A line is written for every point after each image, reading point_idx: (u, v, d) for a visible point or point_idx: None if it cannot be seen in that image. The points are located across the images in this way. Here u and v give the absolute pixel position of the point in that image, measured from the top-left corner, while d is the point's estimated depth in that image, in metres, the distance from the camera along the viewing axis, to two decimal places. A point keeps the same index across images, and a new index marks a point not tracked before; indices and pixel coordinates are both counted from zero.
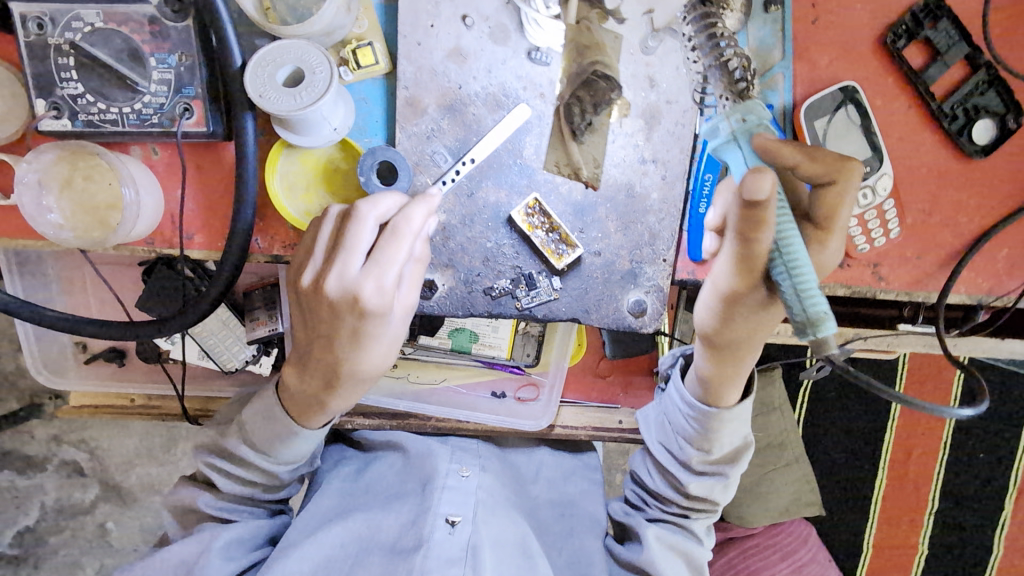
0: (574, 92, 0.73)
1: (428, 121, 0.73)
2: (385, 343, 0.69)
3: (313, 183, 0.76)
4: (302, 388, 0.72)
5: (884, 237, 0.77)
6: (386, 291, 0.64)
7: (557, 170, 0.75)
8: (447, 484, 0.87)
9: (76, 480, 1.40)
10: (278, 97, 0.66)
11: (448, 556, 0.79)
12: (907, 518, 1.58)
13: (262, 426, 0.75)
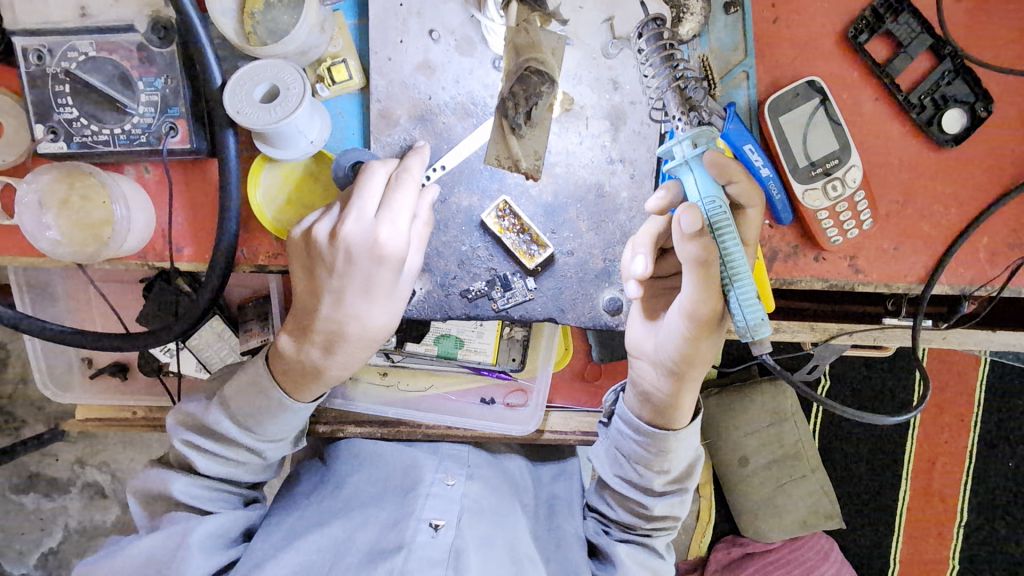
0: (512, 88, 0.74)
1: (400, 131, 0.76)
2: (392, 298, 0.72)
3: (294, 194, 0.80)
4: (294, 353, 0.74)
5: (857, 229, 0.76)
6: (391, 240, 0.69)
7: (499, 165, 0.76)
8: (430, 491, 0.87)
9: (97, 502, 1.44)
10: (254, 113, 0.70)
11: (431, 557, 0.80)
12: (935, 532, 1.52)
13: (244, 402, 0.77)
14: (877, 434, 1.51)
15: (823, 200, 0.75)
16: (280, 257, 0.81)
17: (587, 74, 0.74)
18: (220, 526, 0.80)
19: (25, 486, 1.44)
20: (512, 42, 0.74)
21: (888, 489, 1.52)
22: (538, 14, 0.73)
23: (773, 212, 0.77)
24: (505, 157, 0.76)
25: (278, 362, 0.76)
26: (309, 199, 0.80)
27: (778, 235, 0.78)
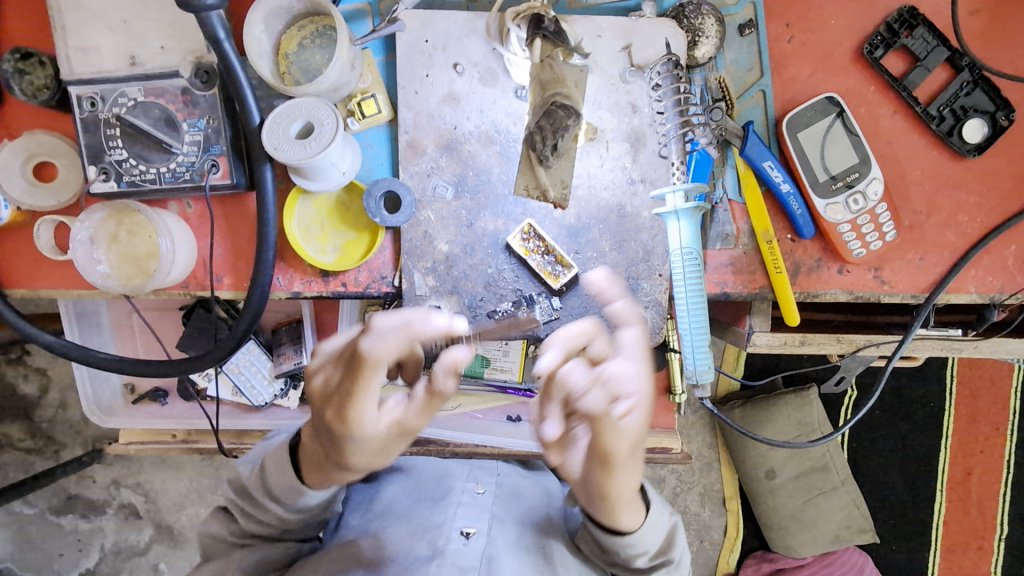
0: (539, 123, 0.77)
1: (427, 160, 0.79)
2: (370, 452, 0.69)
3: (327, 223, 0.84)
4: (311, 446, 0.77)
5: (880, 240, 0.77)
6: (357, 418, 0.64)
7: (527, 194, 0.79)
8: (461, 501, 0.88)
9: (133, 522, 1.49)
10: (291, 148, 0.74)
11: (463, 565, 0.78)
12: (975, 545, 1.49)
13: (275, 474, 0.78)
14: (911, 445, 1.48)
15: (845, 213, 0.76)
16: (313, 284, 0.85)
17: (607, 98, 0.77)
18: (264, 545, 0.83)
19: (64, 508, 1.49)
20: (537, 79, 0.76)
21: (924, 502, 1.49)
22: (562, 49, 0.74)
23: (795, 227, 0.78)
24: (534, 186, 0.79)
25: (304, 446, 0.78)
26: (342, 228, 0.84)
27: (801, 248, 0.79)
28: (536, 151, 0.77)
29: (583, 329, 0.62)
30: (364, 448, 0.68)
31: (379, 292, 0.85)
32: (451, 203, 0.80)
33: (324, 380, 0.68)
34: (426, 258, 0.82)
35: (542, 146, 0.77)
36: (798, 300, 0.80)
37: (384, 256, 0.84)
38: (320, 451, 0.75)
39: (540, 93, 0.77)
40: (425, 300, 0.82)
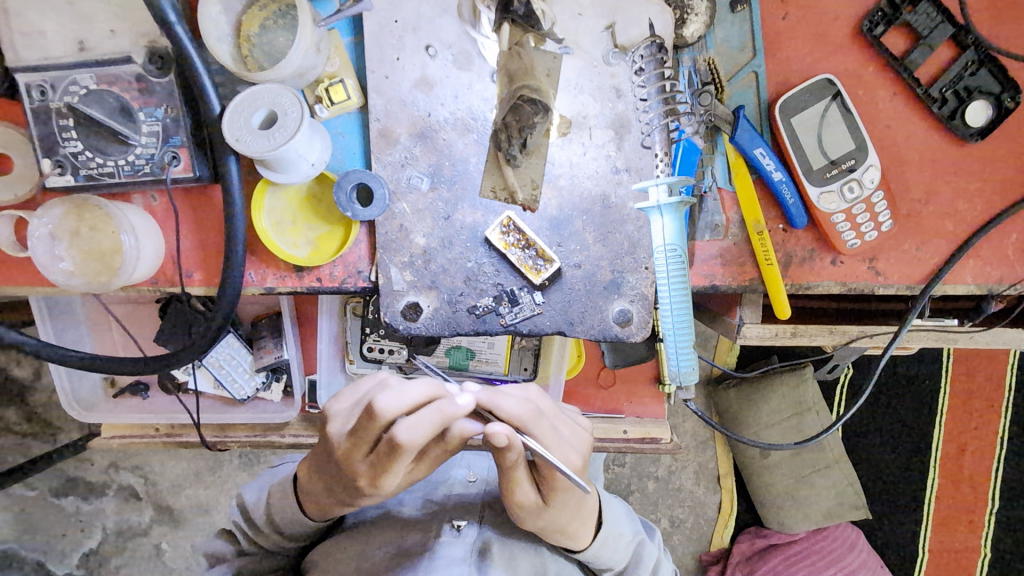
0: (506, 117, 0.73)
1: (401, 150, 0.75)
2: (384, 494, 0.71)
3: (299, 216, 0.80)
4: (313, 486, 0.76)
5: (876, 231, 0.73)
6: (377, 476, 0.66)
7: (493, 195, 0.76)
8: (452, 493, 0.92)
9: (134, 504, 1.49)
10: (253, 139, 0.69)
11: (453, 556, 0.80)
12: (965, 520, 1.49)
13: (278, 507, 0.81)
14: (904, 425, 1.47)
15: (839, 202, 0.72)
16: (287, 279, 0.82)
17: (589, 82, 0.72)
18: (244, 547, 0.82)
19: (64, 490, 1.48)
20: (505, 66, 0.73)
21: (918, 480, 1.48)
22: (532, 33, 0.71)
23: (787, 217, 0.74)
24: (501, 188, 0.75)
25: (304, 487, 0.78)
26: (315, 222, 0.81)
27: (793, 239, 0.75)
28: (503, 148, 0.74)
29: (523, 411, 0.66)
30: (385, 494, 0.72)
31: (355, 287, 0.82)
32: (427, 195, 0.76)
33: (360, 466, 0.67)
34: (403, 252, 0.78)
35: (509, 145, 0.74)
36: (789, 293, 0.77)
37: (360, 250, 0.81)
38: (324, 492, 0.75)
39: (506, 83, 0.73)
40: (403, 296, 0.79)
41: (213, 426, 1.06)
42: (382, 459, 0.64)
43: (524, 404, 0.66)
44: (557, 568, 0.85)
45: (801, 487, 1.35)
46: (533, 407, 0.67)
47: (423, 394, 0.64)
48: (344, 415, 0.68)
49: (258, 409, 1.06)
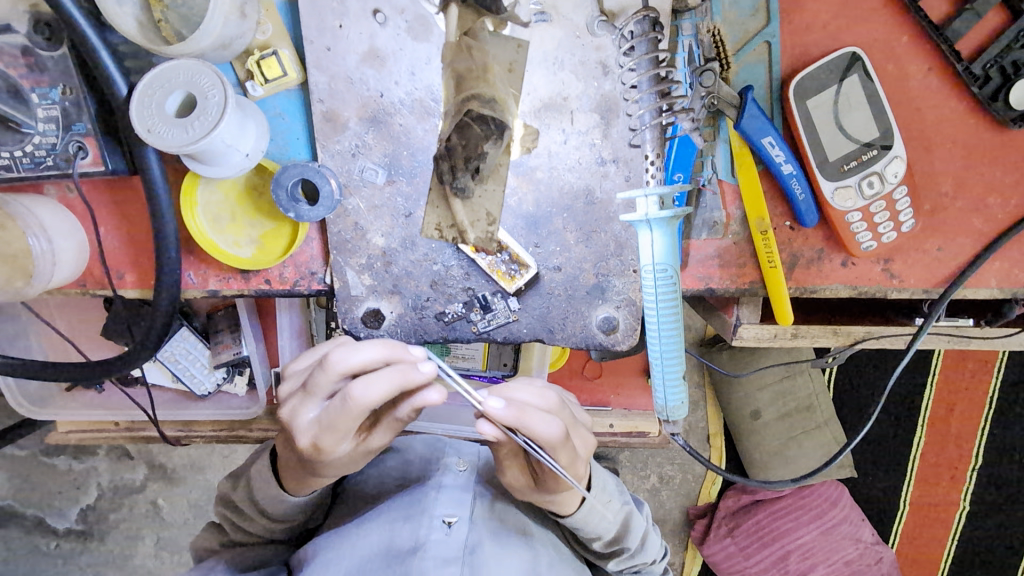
0: (450, 138, 0.64)
1: (350, 136, 0.64)
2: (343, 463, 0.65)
3: (239, 211, 0.70)
4: (287, 458, 0.75)
5: (895, 232, 0.65)
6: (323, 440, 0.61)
7: (439, 235, 0.67)
8: (444, 483, 0.84)
9: (127, 462, 1.38)
10: (168, 129, 0.58)
11: (445, 556, 0.74)
12: (946, 474, 1.42)
13: (260, 488, 0.79)
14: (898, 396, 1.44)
15: (856, 200, 0.63)
16: (231, 281, 0.73)
17: (570, 57, 0.61)
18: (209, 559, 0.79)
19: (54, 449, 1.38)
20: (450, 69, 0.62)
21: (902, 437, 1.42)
22: (489, 16, 0.60)
23: (796, 214, 0.65)
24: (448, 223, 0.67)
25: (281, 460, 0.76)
26: (260, 218, 0.70)
27: (801, 238, 0.66)
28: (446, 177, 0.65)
29: (550, 436, 0.61)
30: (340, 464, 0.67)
31: (308, 290, 0.72)
32: (383, 189, 0.66)
33: (302, 432, 0.62)
34: (360, 254, 0.69)
35: (454, 175, 0.65)
36: (792, 296, 0.69)
37: (312, 249, 0.71)
38: (297, 464, 0.73)
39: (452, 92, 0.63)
40: (361, 302, 0.70)
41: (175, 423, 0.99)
42: (327, 421, 0.60)
43: (551, 425, 0.61)
44: (550, 560, 0.80)
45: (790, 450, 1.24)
46: (561, 433, 0.62)
47: (376, 355, 0.58)
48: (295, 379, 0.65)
49: (223, 405, 0.99)
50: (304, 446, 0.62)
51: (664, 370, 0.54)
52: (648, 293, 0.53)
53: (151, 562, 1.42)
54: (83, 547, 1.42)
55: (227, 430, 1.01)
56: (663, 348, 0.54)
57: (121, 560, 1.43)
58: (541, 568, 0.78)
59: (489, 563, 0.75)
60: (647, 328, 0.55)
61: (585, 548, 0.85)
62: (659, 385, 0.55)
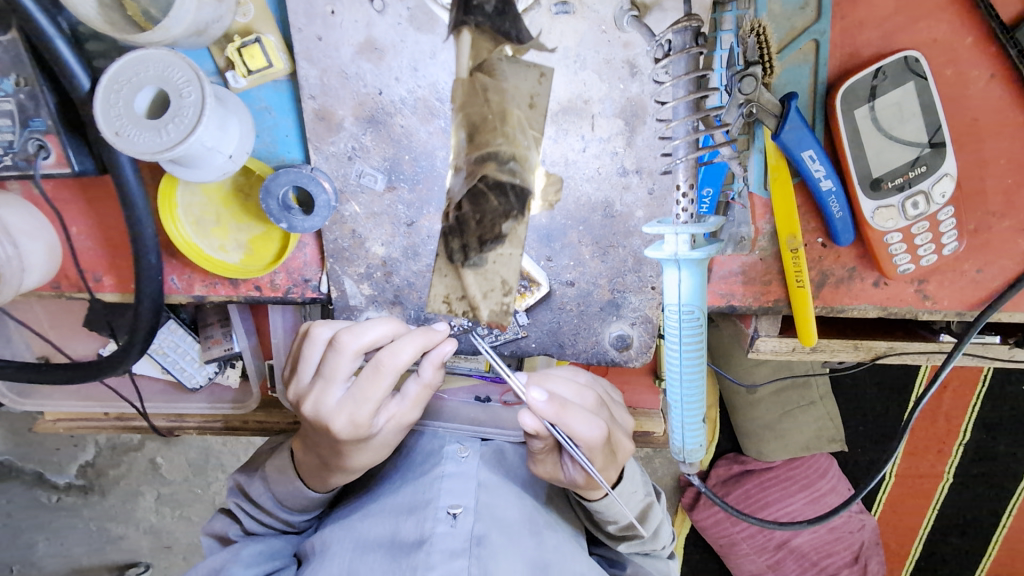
0: (460, 206, 0.38)
1: (345, 138, 0.58)
2: (374, 449, 0.66)
3: (225, 214, 0.63)
4: (307, 461, 0.73)
5: (936, 255, 0.60)
6: (360, 425, 0.60)
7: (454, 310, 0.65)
8: (446, 471, 0.81)
9: None
10: (138, 132, 0.51)
11: (452, 549, 0.74)
12: (934, 448, 1.30)
13: (275, 482, 0.78)
14: None
15: (898, 220, 0.58)
16: (218, 287, 0.68)
17: (594, 54, 0.54)
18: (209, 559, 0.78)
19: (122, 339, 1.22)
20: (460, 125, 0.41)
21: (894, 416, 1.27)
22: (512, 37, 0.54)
23: (830, 231, 0.60)
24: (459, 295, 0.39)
25: (299, 464, 0.76)
26: (249, 221, 0.64)
27: (832, 256, 0.62)
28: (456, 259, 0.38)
29: (588, 438, 0.62)
30: (371, 448, 0.66)
31: (302, 298, 0.68)
32: (383, 196, 0.61)
33: (335, 416, 0.60)
34: (358, 263, 0.64)
35: None
36: (817, 315, 0.65)
37: (305, 255, 0.66)
38: (318, 465, 0.72)
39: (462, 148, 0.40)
40: (360, 313, 0.65)
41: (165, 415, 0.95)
42: (359, 394, 0.60)
43: (591, 428, 0.62)
44: (555, 542, 0.79)
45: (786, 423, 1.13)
46: (599, 437, 0.63)
47: (385, 329, 0.60)
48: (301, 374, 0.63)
49: (215, 398, 0.94)
50: (341, 428, 0.60)
51: (682, 414, 0.51)
52: (670, 333, 0.49)
53: (153, 517, 1.29)
54: (84, 500, 1.27)
55: (221, 424, 0.97)
56: (683, 392, 0.50)
57: (122, 514, 1.28)
58: (547, 553, 0.78)
59: (497, 556, 0.75)
60: (667, 369, 0.51)
61: (597, 530, 0.84)
62: (677, 428, 0.52)
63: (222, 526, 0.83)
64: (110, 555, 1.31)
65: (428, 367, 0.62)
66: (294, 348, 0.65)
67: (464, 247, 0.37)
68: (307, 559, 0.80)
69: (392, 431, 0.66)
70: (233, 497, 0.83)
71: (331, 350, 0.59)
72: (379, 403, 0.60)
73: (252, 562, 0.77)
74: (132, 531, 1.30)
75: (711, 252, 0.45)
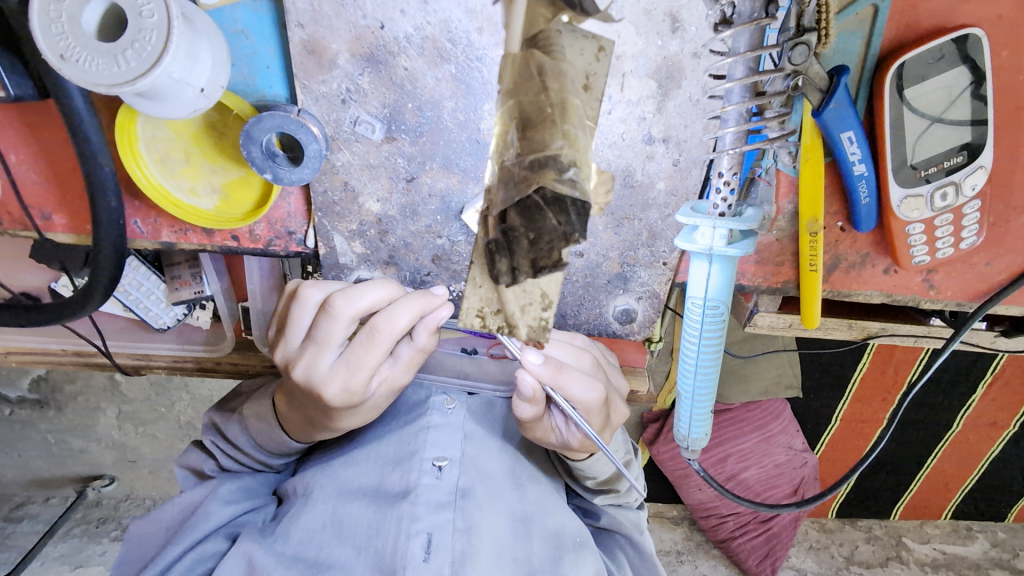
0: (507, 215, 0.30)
1: (339, 77, 0.50)
2: (365, 411, 0.64)
3: (195, 154, 0.55)
4: (292, 416, 0.71)
5: (953, 248, 0.59)
6: (353, 394, 0.56)
7: None
8: (432, 422, 0.79)
9: None
10: (89, 58, 0.42)
11: (437, 501, 0.74)
12: (878, 398, 1.32)
13: (257, 429, 0.74)
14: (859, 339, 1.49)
15: (924, 210, 0.56)
16: (189, 234, 0.62)
17: (633, 4, 0.47)
18: (187, 498, 0.76)
19: None
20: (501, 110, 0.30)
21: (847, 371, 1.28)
22: None
23: (852, 217, 0.58)
24: (493, 309, 0.33)
25: (283, 417, 0.73)
26: (224, 162, 0.57)
27: (849, 241, 0.60)
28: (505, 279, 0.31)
29: (584, 401, 0.60)
30: (362, 411, 0.63)
31: (286, 251, 0.62)
32: (380, 147, 0.54)
33: (327, 382, 0.56)
34: (350, 219, 0.58)
35: None
36: (822, 298, 0.65)
37: (289, 206, 0.60)
38: (304, 420, 0.69)
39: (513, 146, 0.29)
40: (351, 271, 0.61)
41: (130, 356, 0.88)
42: (353, 360, 0.56)
43: (588, 390, 0.60)
44: (538, 496, 0.79)
45: (749, 371, 1.15)
46: (597, 399, 0.60)
47: (383, 293, 0.57)
48: (287, 339, 0.59)
49: (185, 338, 0.89)
50: (333, 396, 0.56)
51: (692, 405, 0.50)
52: (690, 325, 0.47)
53: (115, 433, 1.23)
54: (37, 415, 1.18)
55: (192, 365, 0.89)
56: (696, 384, 0.50)
57: (82, 430, 1.21)
58: (529, 505, 0.78)
59: (481, 506, 0.76)
60: (683, 360, 0.49)
61: (574, 483, 0.86)
62: (685, 417, 0.52)
63: (198, 459, 0.80)
64: (71, 467, 1.28)
65: (422, 331, 0.59)
66: (281, 309, 0.60)
67: (516, 269, 0.31)
68: (287, 501, 0.79)
69: (384, 395, 0.63)
70: (208, 434, 0.80)
71: (324, 314, 0.55)
72: (375, 370, 0.57)
73: (232, 500, 0.75)
74: (94, 445, 1.24)
75: (748, 249, 0.43)
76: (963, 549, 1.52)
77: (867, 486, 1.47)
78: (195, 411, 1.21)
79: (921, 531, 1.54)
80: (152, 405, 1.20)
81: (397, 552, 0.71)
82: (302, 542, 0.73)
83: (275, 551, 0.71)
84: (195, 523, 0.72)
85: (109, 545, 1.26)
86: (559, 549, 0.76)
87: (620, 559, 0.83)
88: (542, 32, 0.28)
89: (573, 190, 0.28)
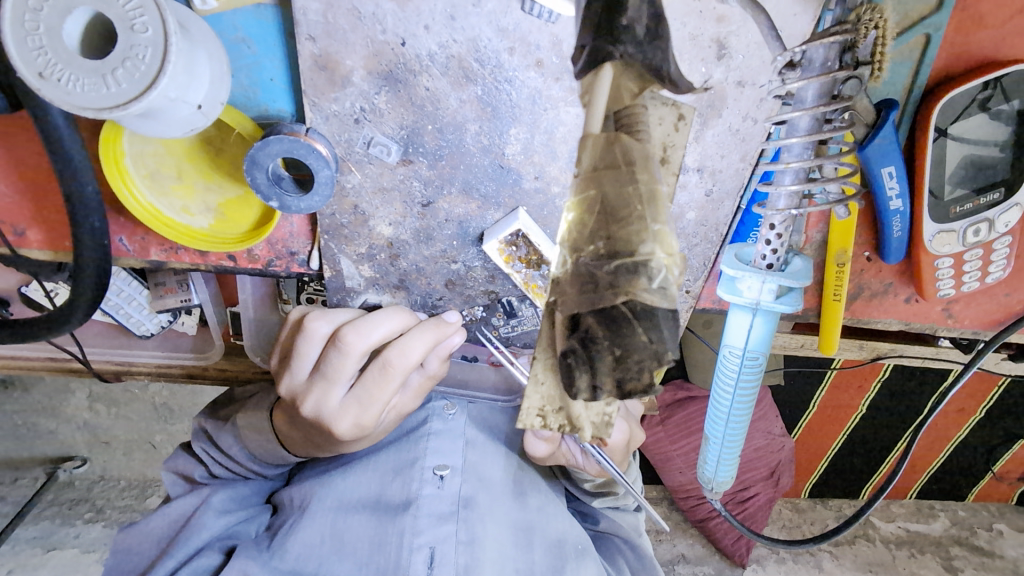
0: (584, 319, 0.35)
1: (352, 96, 0.46)
2: (371, 436, 0.62)
3: (189, 170, 0.50)
4: (293, 437, 0.66)
5: (978, 281, 0.58)
6: (362, 429, 0.54)
7: (501, 315, 0.59)
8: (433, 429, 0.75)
9: None
10: (73, 77, 0.37)
11: (439, 513, 0.69)
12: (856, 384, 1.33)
13: (255, 443, 0.69)
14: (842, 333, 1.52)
15: (954, 246, 0.54)
16: (180, 253, 0.58)
17: (679, 27, 0.42)
18: (175, 509, 0.71)
19: None
20: (581, 195, 0.37)
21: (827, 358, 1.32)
22: None
23: (880, 248, 0.57)
24: (554, 406, 0.39)
25: (283, 435, 0.68)
26: (220, 181, 0.52)
27: (874, 271, 0.59)
28: (582, 395, 0.36)
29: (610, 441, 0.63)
30: (369, 437, 0.61)
31: (286, 272, 0.58)
32: (396, 170, 0.50)
33: (338, 418, 0.53)
34: (359, 242, 0.54)
35: None
36: (841, 323, 0.64)
37: (292, 225, 0.55)
38: (307, 442, 0.66)
39: (593, 245, 0.35)
40: (359, 295, 0.57)
41: (109, 364, 0.83)
42: (365, 395, 0.53)
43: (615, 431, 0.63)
44: (539, 504, 0.76)
45: None
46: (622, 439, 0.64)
47: (396, 324, 0.53)
48: (293, 370, 0.55)
49: (170, 346, 0.82)
50: (344, 432, 0.53)
51: (720, 451, 0.50)
52: (725, 375, 0.46)
53: (87, 414, 1.16)
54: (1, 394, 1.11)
55: (179, 370, 0.85)
56: (725, 430, 0.49)
57: (52, 410, 1.14)
58: (531, 514, 0.75)
59: (485, 518, 0.72)
60: (714, 408, 0.49)
61: (572, 486, 0.83)
62: (712, 461, 0.51)
63: (186, 464, 0.75)
64: (40, 447, 1.19)
65: (434, 359, 0.56)
66: (286, 336, 0.57)
67: (596, 388, 0.34)
68: (284, 510, 0.74)
69: (392, 421, 0.61)
70: (199, 440, 0.74)
71: (333, 348, 0.52)
72: (387, 401, 0.55)
73: (226, 509, 0.71)
74: (65, 426, 1.17)
75: (796, 306, 0.41)
76: (926, 526, 1.53)
77: (840, 467, 1.50)
78: (172, 392, 1.16)
79: (886, 509, 1.55)
80: (126, 388, 1.13)
81: (399, 568, 0.66)
82: (299, 560, 0.67)
83: (273, 566, 0.66)
84: (189, 534, 0.67)
85: (84, 527, 1.17)
86: (561, 558, 0.73)
87: (620, 565, 0.80)
88: (628, 109, 0.36)
89: (661, 300, 0.33)
